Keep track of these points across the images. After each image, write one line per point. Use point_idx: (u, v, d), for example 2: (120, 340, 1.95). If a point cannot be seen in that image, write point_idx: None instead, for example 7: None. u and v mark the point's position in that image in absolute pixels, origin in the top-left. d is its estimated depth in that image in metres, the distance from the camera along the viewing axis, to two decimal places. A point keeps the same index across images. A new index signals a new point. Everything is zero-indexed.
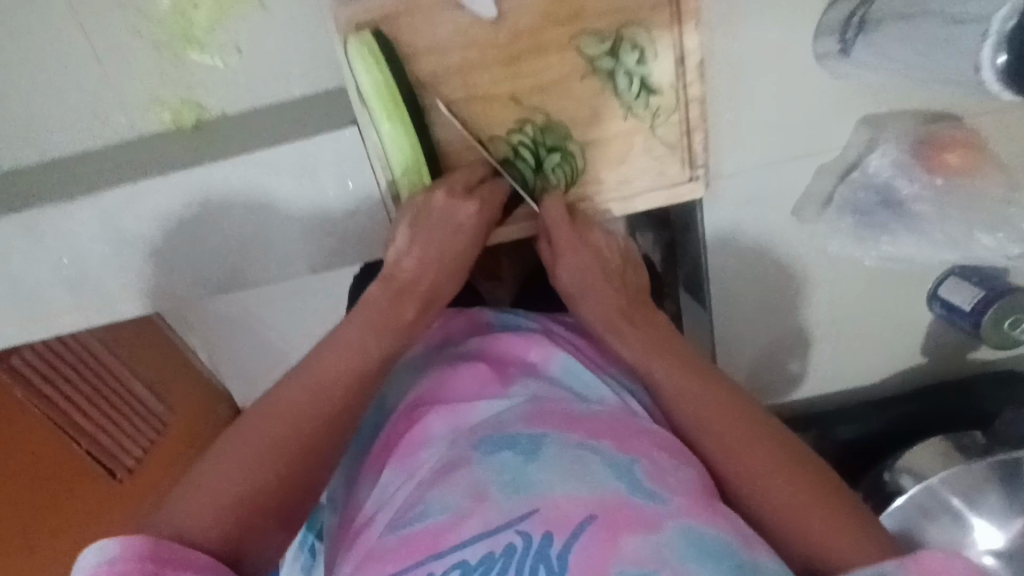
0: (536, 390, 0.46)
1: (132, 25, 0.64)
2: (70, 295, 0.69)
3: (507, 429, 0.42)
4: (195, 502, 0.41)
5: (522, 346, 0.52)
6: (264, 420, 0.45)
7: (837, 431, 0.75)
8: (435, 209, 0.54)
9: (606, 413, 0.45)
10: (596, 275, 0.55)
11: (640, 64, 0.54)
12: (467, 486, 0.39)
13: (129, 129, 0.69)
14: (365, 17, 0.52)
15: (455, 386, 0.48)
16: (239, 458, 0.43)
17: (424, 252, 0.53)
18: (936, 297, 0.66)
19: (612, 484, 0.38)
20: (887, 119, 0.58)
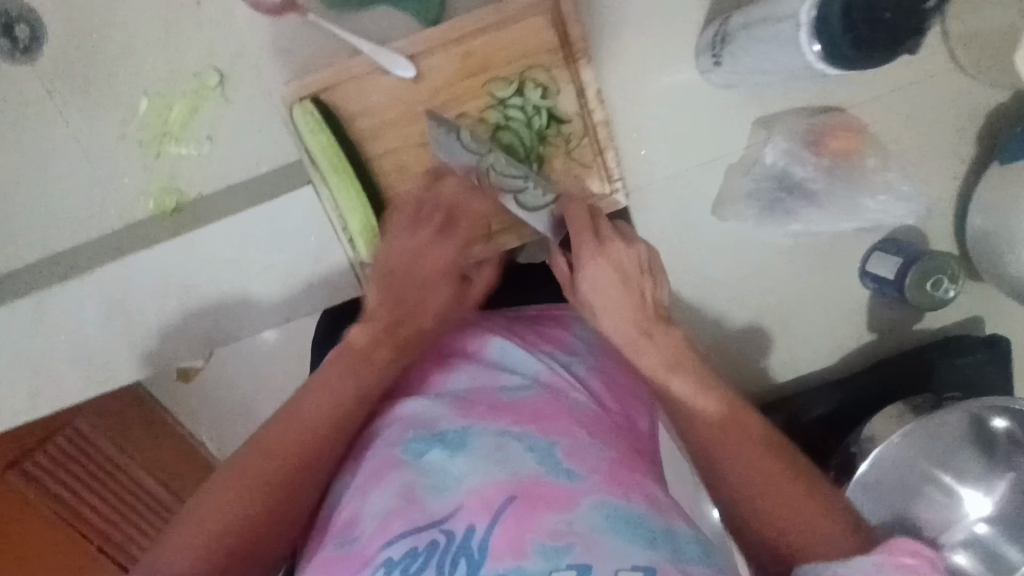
0: (470, 383, 0.52)
1: (120, 130, 0.75)
2: (73, 377, 0.74)
3: (437, 425, 0.47)
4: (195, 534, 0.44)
5: (461, 342, 0.57)
6: (255, 458, 0.47)
7: (808, 414, 0.73)
8: (408, 265, 0.56)
9: (533, 398, 0.49)
10: (615, 288, 0.54)
11: (544, 98, 0.63)
12: (400, 489, 0.43)
13: (119, 220, 0.76)
14: (306, 90, 0.61)
15: (402, 389, 0.55)
16: (228, 496, 0.46)
17: (395, 305, 0.55)
18: (865, 273, 0.69)
19: (529, 464, 0.43)
20: (775, 118, 0.65)
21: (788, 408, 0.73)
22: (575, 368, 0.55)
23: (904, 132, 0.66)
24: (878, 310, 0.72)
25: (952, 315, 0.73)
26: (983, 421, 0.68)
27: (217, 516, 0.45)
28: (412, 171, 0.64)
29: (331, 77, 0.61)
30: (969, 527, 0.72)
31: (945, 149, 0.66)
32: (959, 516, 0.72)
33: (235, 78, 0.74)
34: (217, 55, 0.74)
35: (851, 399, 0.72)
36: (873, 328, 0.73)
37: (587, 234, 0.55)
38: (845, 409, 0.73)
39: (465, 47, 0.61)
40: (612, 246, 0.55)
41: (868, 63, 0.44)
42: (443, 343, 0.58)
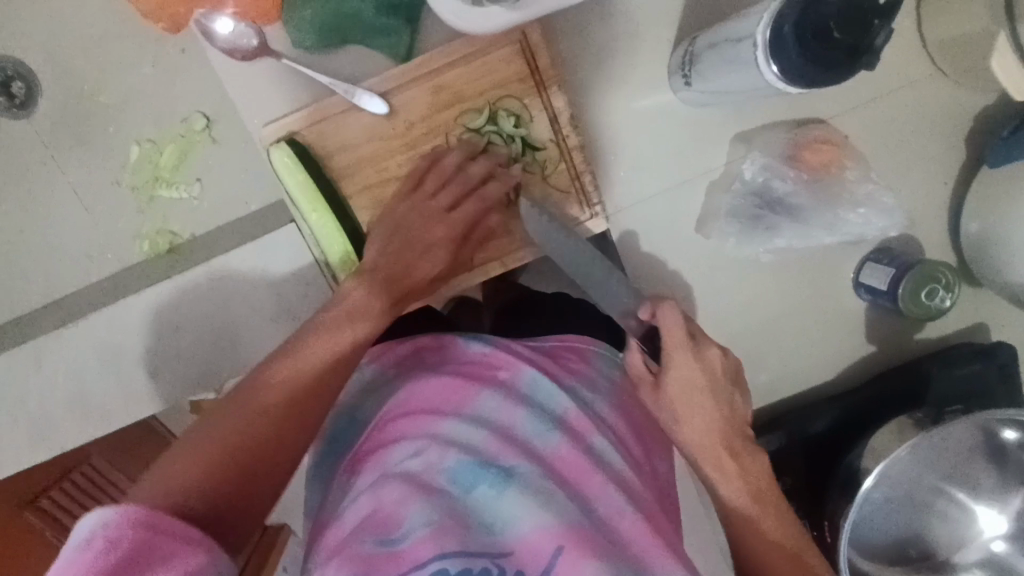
0: (499, 412, 0.51)
1: (113, 177, 0.77)
2: (76, 420, 0.75)
3: (481, 451, 0.47)
4: (203, 456, 0.45)
5: (488, 364, 0.56)
6: (265, 390, 0.49)
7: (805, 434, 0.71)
8: (408, 226, 0.61)
9: (559, 450, 0.49)
10: (701, 392, 0.54)
11: (518, 126, 0.63)
12: (445, 508, 0.44)
13: (115, 263, 0.78)
14: (283, 132, 0.63)
15: (425, 399, 0.53)
16: (230, 433, 0.47)
17: (399, 262, 0.60)
18: (859, 284, 0.68)
19: (575, 517, 0.44)
20: (752, 134, 0.65)
21: (790, 420, 0.70)
22: (598, 405, 0.56)
23: (883, 142, 0.65)
24: (875, 321, 0.70)
25: (952, 323, 0.71)
26: (992, 433, 0.64)
27: (225, 434, 0.46)
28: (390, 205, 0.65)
29: (307, 118, 0.62)
30: (985, 546, 0.69)
31: (929, 155, 0.65)
32: (971, 533, 0.69)
33: (221, 121, 0.76)
34: (204, 100, 0.76)
35: (850, 414, 0.70)
36: (872, 341, 0.71)
37: (682, 345, 0.53)
38: (848, 427, 0.70)
39: (436, 81, 0.62)
40: (708, 357, 0.55)
41: (826, 83, 0.43)
42: (467, 363, 0.57)
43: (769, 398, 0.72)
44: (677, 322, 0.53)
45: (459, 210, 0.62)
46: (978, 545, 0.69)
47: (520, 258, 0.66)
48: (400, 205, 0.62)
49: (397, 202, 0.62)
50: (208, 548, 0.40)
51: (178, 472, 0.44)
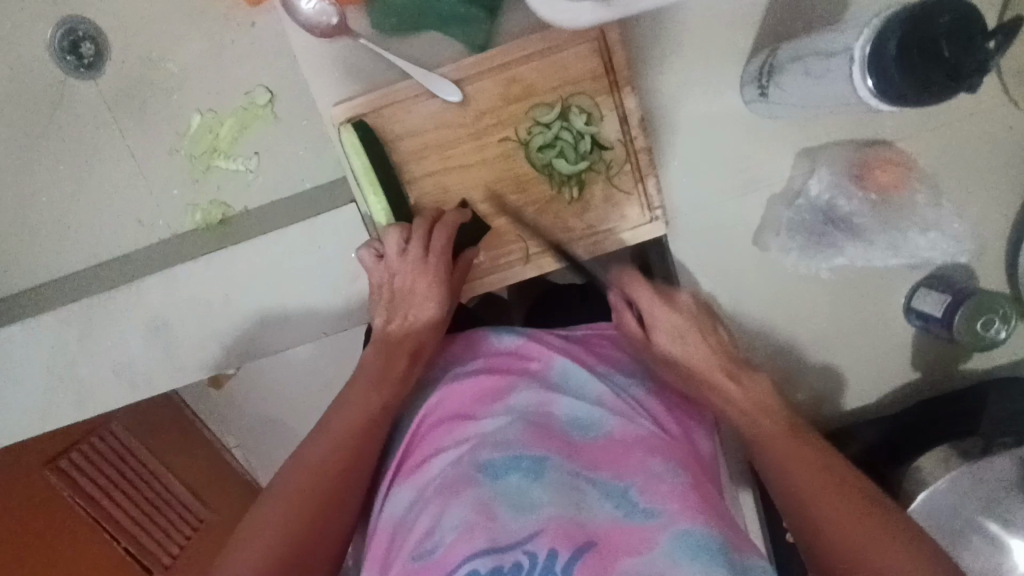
0: (534, 402, 0.53)
1: (172, 144, 0.78)
2: (116, 386, 0.73)
3: (511, 446, 0.48)
4: (245, 557, 0.49)
5: (522, 355, 0.59)
6: (292, 479, 0.54)
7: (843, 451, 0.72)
8: (403, 292, 0.63)
9: (615, 430, 0.52)
10: (687, 330, 0.58)
11: (588, 124, 0.63)
12: (475, 504, 0.45)
13: (167, 230, 0.79)
14: (354, 113, 0.63)
15: (459, 403, 0.55)
16: (285, 519, 0.51)
17: (401, 324, 0.62)
18: (910, 309, 0.67)
19: (609, 508, 0.45)
20: (820, 150, 0.65)
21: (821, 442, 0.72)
22: (633, 391, 0.57)
23: (954, 167, 0.64)
24: (925, 346, 0.70)
25: (1002, 354, 0.70)
26: None
27: (262, 533, 0.50)
28: (453, 193, 0.65)
29: (379, 101, 0.62)
30: None
31: (1000, 183, 0.64)
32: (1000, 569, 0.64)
33: (283, 96, 0.77)
34: (267, 74, 0.76)
35: (893, 442, 0.69)
36: (919, 366, 0.70)
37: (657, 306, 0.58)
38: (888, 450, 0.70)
39: (510, 73, 0.62)
40: (679, 302, 0.59)
41: (920, 102, 0.43)
42: (501, 354, 0.59)
43: (812, 417, 0.72)
44: (648, 292, 0.58)
45: (433, 253, 0.62)
46: None
47: (576, 254, 0.66)
48: (386, 272, 0.63)
49: (383, 273, 0.63)
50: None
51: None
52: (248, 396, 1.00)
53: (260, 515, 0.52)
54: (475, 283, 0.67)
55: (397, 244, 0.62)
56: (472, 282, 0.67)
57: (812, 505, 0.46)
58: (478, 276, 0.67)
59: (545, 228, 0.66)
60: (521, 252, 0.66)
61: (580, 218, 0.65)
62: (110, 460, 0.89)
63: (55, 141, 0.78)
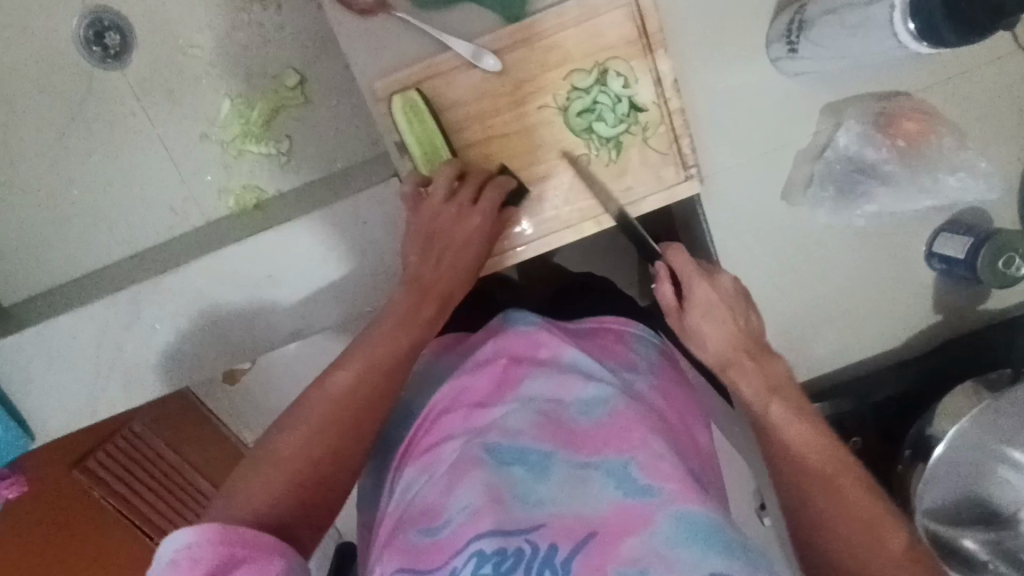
0: (546, 391, 0.52)
1: (201, 131, 0.79)
2: (160, 376, 0.74)
3: (519, 438, 0.48)
4: (270, 482, 0.50)
5: (536, 340, 0.56)
6: (322, 404, 0.53)
7: (872, 395, 0.74)
8: (442, 231, 0.61)
9: (623, 412, 0.50)
10: (725, 311, 0.56)
11: (625, 87, 0.65)
12: (481, 490, 0.45)
13: (201, 217, 0.80)
14: (396, 87, 0.64)
15: (467, 391, 0.53)
16: (295, 450, 0.51)
17: (436, 265, 0.61)
18: (933, 254, 0.70)
19: (613, 492, 0.45)
20: (845, 105, 0.67)
21: (858, 384, 0.74)
22: (641, 385, 0.55)
23: (975, 112, 0.67)
24: (948, 288, 0.73)
25: None
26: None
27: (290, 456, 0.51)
28: (494, 163, 0.67)
29: (421, 74, 0.64)
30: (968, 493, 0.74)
31: (1019, 125, 0.67)
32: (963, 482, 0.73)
33: (312, 78, 0.77)
34: (294, 57, 0.77)
35: (919, 381, 0.73)
36: (945, 308, 0.73)
37: (693, 279, 0.56)
38: (909, 394, 0.73)
39: (548, 41, 0.63)
40: (720, 283, 0.57)
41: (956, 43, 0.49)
42: (512, 339, 0.56)
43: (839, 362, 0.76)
44: (687, 259, 0.56)
45: (483, 202, 0.62)
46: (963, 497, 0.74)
47: (614, 219, 0.69)
48: (427, 210, 0.62)
49: (421, 210, 0.62)
50: (282, 553, 0.46)
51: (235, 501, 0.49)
52: (271, 381, 0.99)
53: (272, 443, 0.52)
54: (519, 250, 0.69)
55: (447, 185, 0.62)
56: (512, 247, 0.69)
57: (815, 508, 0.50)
58: (519, 242, 0.69)
59: (584, 191, 0.67)
60: (562, 218, 0.68)
61: (616, 180, 0.67)
62: (136, 456, 0.93)
63: (84, 133, 0.78)
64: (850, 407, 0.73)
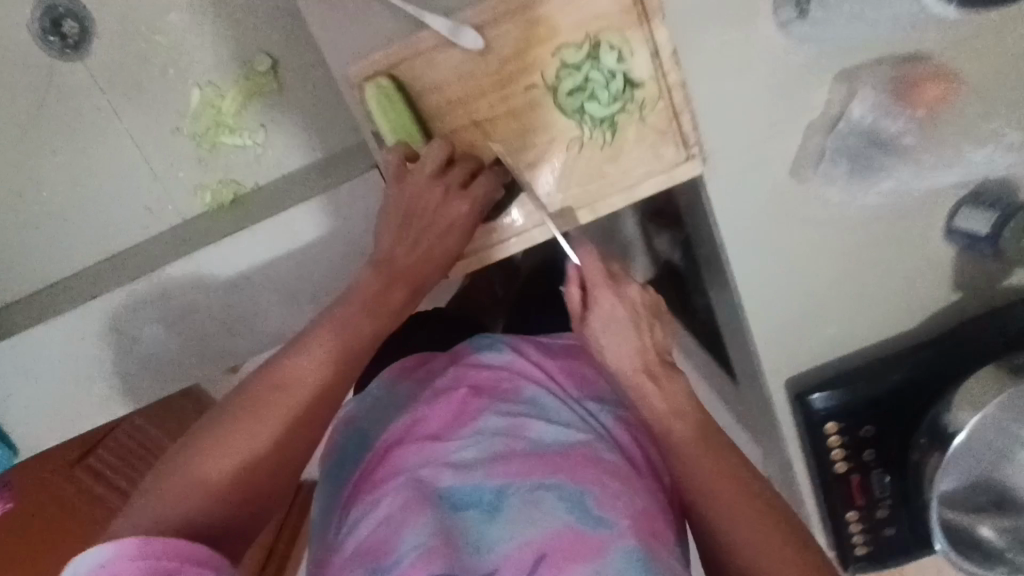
0: (501, 427, 0.58)
1: (172, 124, 0.74)
2: (148, 384, 0.73)
3: (473, 476, 0.54)
4: (208, 467, 0.48)
5: (495, 378, 0.63)
6: (269, 391, 0.51)
7: (885, 379, 0.69)
8: (428, 210, 0.56)
9: (573, 449, 0.56)
10: (626, 327, 0.61)
11: (619, 61, 0.60)
12: (436, 531, 0.50)
13: (177, 214, 0.76)
14: (371, 71, 0.59)
15: (426, 424, 0.59)
16: (240, 440, 0.49)
17: (412, 248, 0.56)
18: (953, 229, 0.64)
19: (564, 514, 0.51)
20: (861, 71, 0.61)
21: (862, 373, 0.70)
22: (598, 416, 0.62)
23: (1013, 73, 0.60)
24: (977, 268, 0.67)
25: None
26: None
27: (232, 445, 0.49)
28: (481, 148, 0.62)
29: (397, 55, 0.59)
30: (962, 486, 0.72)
31: None
32: (958, 476, 0.71)
33: (285, 61, 0.73)
34: (266, 40, 0.72)
35: (934, 368, 0.69)
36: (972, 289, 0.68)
37: (601, 282, 0.61)
38: (923, 376, 0.69)
39: (533, 12, 0.58)
40: (627, 292, 0.62)
41: None
42: (473, 376, 0.63)
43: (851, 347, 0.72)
44: (596, 260, 0.61)
45: (475, 184, 0.58)
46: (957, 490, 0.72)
47: (612, 204, 0.64)
48: (411, 191, 0.56)
49: (407, 186, 0.56)
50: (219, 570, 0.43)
51: (171, 488, 0.47)
52: None
53: (220, 429, 0.50)
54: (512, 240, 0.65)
55: (438, 160, 0.57)
56: (504, 238, 0.65)
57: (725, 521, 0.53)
58: (511, 232, 0.65)
59: (578, 176, 0.64)
60: (556, 205, 0.64)
61: (613, 161, 0.63)
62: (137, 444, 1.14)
63: (50, 130, 0.74)
64: (861, 392, 0.69)
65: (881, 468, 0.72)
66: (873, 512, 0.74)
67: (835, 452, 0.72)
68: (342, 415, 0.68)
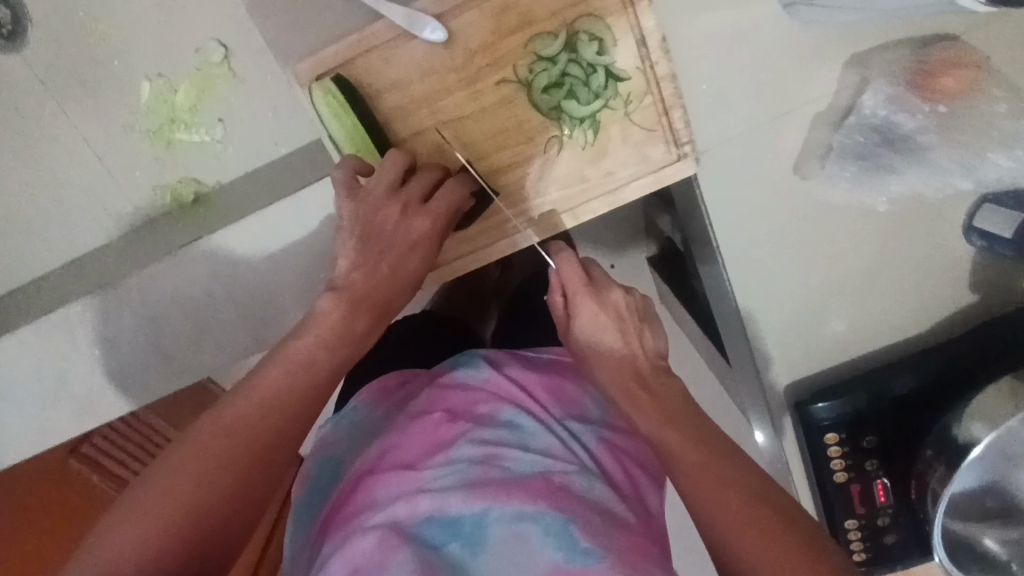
0: (478, 454, 0.54)
1: (125, 120, 0.69)
2: (116, 395, 0.71)
3: (451, 508, 0.50)
4: (141, 531, 0.40)
5: (472, 401, 0.60)
6: (212, 436, 0.44)
7: (893, 386, 0.61)
8: (387, 229, 0.52)
9: (555, 478, 0.53)
10: (612, 337, 0.54)
11: (600, 54, 0.54)
12: (413, 567, 0.46)
13: (135, 216, 0.71)
14: (324, 68, 0.54)
15: (400, 452, 0.55)
16: (178, 496, 0.42)
17: (370, 271, 0.52)
18: (972, 229, 0.57)
19: (551, 550, 0.46)
20: (873, 57, 0.55)
21: (865, 380, 0.62)
22: (583, 438, 0.58)
23: None
24: (1004, 275, 0.60)
25: None
26: None
27: (168, 501, 0.41)
28: (448, 153, 0.58)
29: (353, 50, 0.54)
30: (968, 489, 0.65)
31: None
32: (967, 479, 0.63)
33: (240, 50, 0.67)
34: (219, 27, 0.67)
35: (945, 375, 0.61)
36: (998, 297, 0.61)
37: (583, 290, 0.54)
38: (934, 383, 0.62)
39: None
40: (610, 299, 0.54)
41: None
42: (448, 399, 0.60)
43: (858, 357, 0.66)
44: (574, 267, 0.53)
45: (437, 199, 0.53)
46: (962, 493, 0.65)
47: (594, 210, 0.59)
48: (367, 208, 0.52)
49: (364, 203, 0.52)
50: None
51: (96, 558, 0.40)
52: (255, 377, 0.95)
53: (155, 484, 0.42)
54: (485, 250, 0.61)
55: (394, 172, 0.52)
56: (476, 248, 0.61)
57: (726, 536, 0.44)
58: (484, 242, 0.61)
59: (556, 179, 0.58)
60: (533, 212, 0.59)
61: (593, 163, 0.57)
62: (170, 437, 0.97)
63: None
64: (863, 402, 0.61)
65: (884, 476, 0.64)
66: (874, 521, 0.65)
67: (834, 462, 0.63)
68: (317, 439, 0.65)
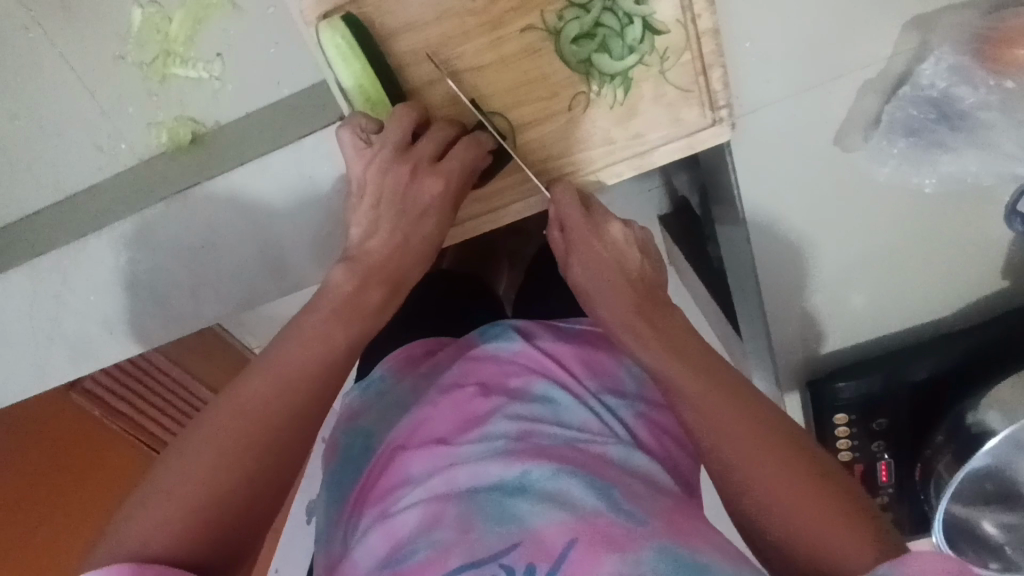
0: (514, 427, 0.52)
1: (116, 51, 0.65)
2: (111, 343, 0.70)
3: (490, 474, 0.48)
4: (163, 509, 0.39)
5: (505, 372, 0.58)
6: (231, 414, 0.42)
7: (912, 371, 0.59)
8: (399, 193, 0.50)
9: (591, 449, 0.51)
10: (607, 267, 0.50)
11: (639, 3, 0.49)
12: (453, 523, 0.45)
13: (131, 155, 0.65)
14: (330, 5, 0.49)
15: (431, 425, 0.54)
16: (205, 465, 0.41)
17: (383, 241, 0.50)
18: (1016, 213, 0.53)
19: (591, 503, 0.45)
20: (937, 18, 0.48)
21: (889, 365, 0.59)
22: (620, 412, 0.56)
23: None
24: None
25: None
26: None
27: (187, 477, 0.40)
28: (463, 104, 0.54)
29: None
30: (988, 482, 0.62)
31: None
32: (984, 471, 0.61)
33: None
34: None
35: (970, 359, 0.58)
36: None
37: (579, 222, 0.51)
38: (955, 372, 0.59)
39: None
40: (608, 230, 0.51)
41: None
42: (480, 372, 0.58)
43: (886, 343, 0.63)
44: (572, 198, 0.51)
45: (450, 159, 0.51)
46: (983, 484, 0.63)
47: (618, 173, 0.56)
48: (379, 171, 0.50)
49: (373, 166, 0.50)
50: None
51: (128, 535, 0.39)
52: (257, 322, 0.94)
53: (177, 462, 0.41)
54: (501, 211, 0.58)
55: (405, 130, 0.50)
56: (491, 208, 0.58)
57: (767, 500, 0.42)
58: (499, 203, 0.58)
59: (580, 136, 0.54)
60: (552, 173, 0.56)
61: (618, 123, 0.54)
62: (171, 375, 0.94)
63: None
64: (878, 385, 0.59)
65: (888, 455, 0.62)
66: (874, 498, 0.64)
67: (841, 442, 0.61)
68: (343, 406, 0.65)
